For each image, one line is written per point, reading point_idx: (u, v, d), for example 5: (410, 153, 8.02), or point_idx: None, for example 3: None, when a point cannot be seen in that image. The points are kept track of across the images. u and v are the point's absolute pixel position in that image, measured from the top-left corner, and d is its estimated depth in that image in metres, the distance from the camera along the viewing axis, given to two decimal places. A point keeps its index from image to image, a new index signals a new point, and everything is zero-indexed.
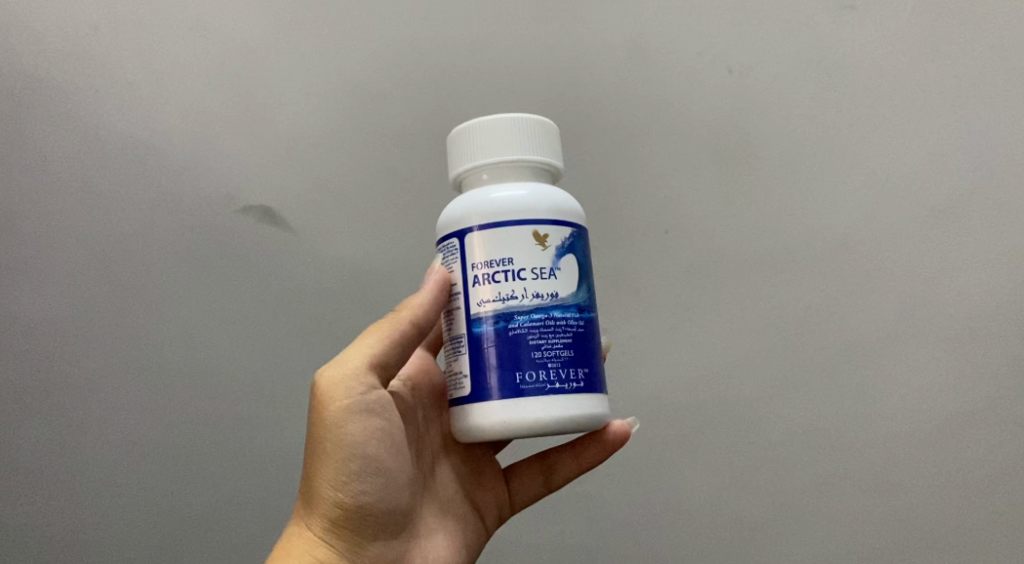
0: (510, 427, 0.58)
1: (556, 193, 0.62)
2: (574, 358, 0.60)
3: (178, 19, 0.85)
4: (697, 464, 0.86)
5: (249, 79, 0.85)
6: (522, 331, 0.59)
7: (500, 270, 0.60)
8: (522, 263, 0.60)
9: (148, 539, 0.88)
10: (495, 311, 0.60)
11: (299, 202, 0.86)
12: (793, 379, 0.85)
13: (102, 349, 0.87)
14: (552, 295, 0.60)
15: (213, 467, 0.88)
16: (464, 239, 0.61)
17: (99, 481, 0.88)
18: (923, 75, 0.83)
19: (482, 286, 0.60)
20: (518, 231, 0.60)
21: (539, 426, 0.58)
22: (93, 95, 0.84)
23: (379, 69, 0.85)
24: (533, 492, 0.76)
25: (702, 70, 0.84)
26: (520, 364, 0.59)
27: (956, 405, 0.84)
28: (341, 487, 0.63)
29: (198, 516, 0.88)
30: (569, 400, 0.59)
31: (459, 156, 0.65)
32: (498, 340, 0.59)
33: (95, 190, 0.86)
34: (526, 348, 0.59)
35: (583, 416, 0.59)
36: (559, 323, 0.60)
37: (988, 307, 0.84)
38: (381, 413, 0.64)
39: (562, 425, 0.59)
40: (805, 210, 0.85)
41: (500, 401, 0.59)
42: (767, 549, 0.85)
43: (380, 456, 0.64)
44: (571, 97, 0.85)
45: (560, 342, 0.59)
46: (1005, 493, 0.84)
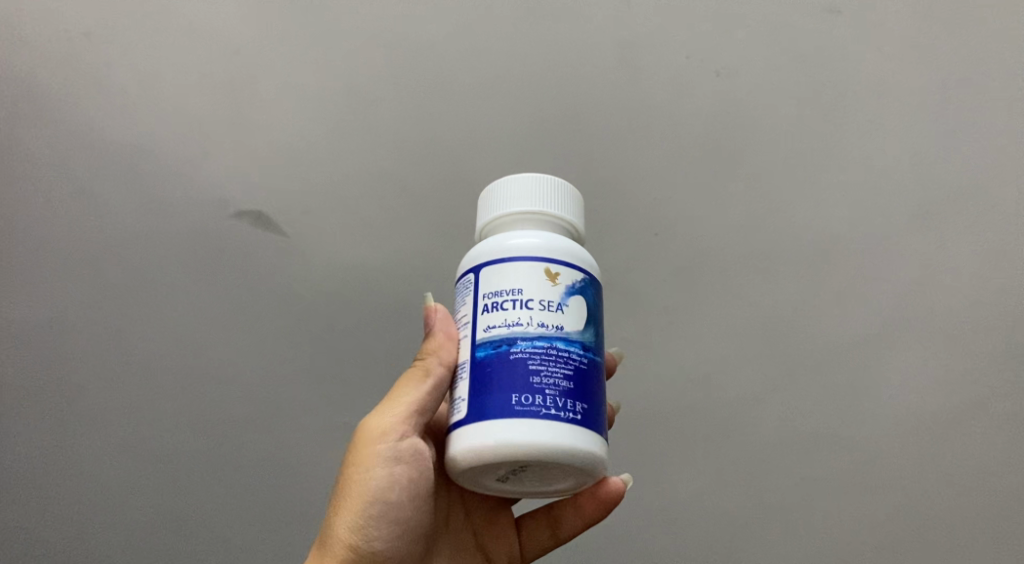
0: (495, 451, 0.56)
1: (579, 250, 0.62)
2: (573, 390, 0.57)
3: (156, 23, 0.82)
4: (686, 463, 0.87)
5: (234, 85, 0.84)
6: (523, 356, 0.57)
7: (508, 299, 0.59)
8: (530, 294, 0.59)
9: (150, 540, 0.89)
10: (499, 337, 0.59)
11: (295, 207, 0.87)
12: (781, 379, 0.87)
13: (96, 355, 0.87)
14: (558, 327, 0.58)
15: (209, 470, 0.89)
16: (480, 271, 0.61)
17: (101, 491, 0.89)
18: (911, 78, 0.83)
19: (490, 313, 0.60)
20: (531, 266, 0.60)
21: (522, 450, 0.55)
22: (78, 101, 0.83)
23: (365, 73, 0.84)
24: (540, 546, 0.76)
25: (692, 73, 0.83)
26: (518, 387, 0.57)
27: (943, 404, 0.85)
28: (358, 532, 0.63)
29: (199, 518, 0.89)
30: (561, 429, 0.56)
31: (498, 201, 0.65)
32: (500, 365, 0.58)
33: (86, 196, 0.86)
34: (525, 371, 0.57)
35: (574, 448, 0.56)
36: (561, 355, 0.58)
37: (975, 306, 0.84)
38: (410, 463, 0.65)
39: (552, 455, 0.56)
40: (792, 213, 0.86)
41: (488, 422, 0.57)
42: (756, 545, 0.87)
43: (401, 506, 0.64)
44: (560, 101, 0.85)
45: (560, 371, 0.57)
46: (1001, 490, 0.85)
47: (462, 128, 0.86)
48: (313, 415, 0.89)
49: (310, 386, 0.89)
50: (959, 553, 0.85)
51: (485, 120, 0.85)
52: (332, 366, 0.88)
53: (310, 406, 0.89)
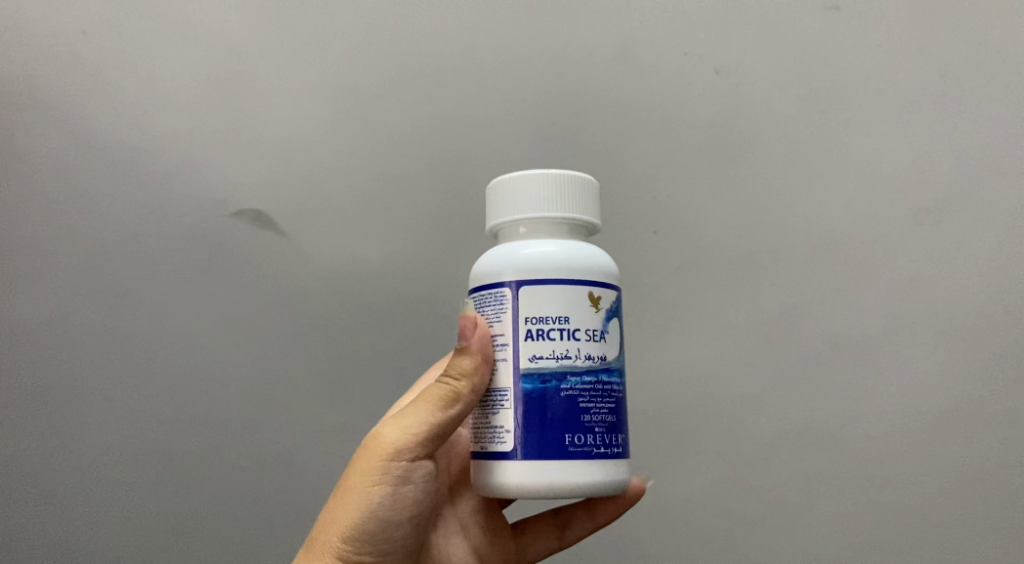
0: (548, 491, 0.58)
1: (607, 260, 0.63)
2: (616, 424, 0.61)
3: (169, 25, 0.85)
4: (686, 463, 0.86)
5: (241, 83, 0.86)
6: (574, 392, 0.59)
7: (556, 328, 0.60)
8: (578, 324, 0.60)
9: (139, 542, 0.87)
10: (547, 369, 0.59)
11: (292, 206, 0.86)
12: (781, 377, 0.86)
13: (93, 353, 0.87)
14: (601, 358, 0.61)
15: (202, 470, 0.88)
16: (521, 290, 0.60)
17: (93, 490, 0.87)
18: (907, 75, 0.84)
19: (536, 341, 0.60)
20: (576, 291, 0.60)
21: (578, 490, 0.58)
22: (83, 98, 0.85)
23: (369, 72, 0.86)
24: (545, 548, 0.76)
25: (690, 70, 0.85)
26: (570, 426, 0.59)
27: (945, 402, 0.84)
28: (348, 544, 0.63)
29: (189, 520, 0.87)
30: (609, 466, 0.60)
31: (527, 200, 0.64)
32: (550, 400, 0.59)
33: (85, 193, 0.86)
34: (576, 410, 0.59)
35: (618, 481, 0.60)
36: (606, 388, 0.61)
37: (976, 303, 0.84)
38: (413, 482, 0.65)
39: (602, 491, 0.59)
40: (792, 210, 0.85)
41: (541, 462, 0.58)
42: (757, 546, 0.85)
43: (395, 522, 0.65)
44: (560, 99, 0.85)
45: (605, 407, 0.60)
46: (1004, 494, 0.83)
47: (462, 125, 0.86)
48: (308, 416, 0.88)
49: (308, 385, 0.88)
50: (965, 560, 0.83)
51: (485, 117, 0.86)
52: (331, 364, 0.88)
53: (305, 407, 0.88)
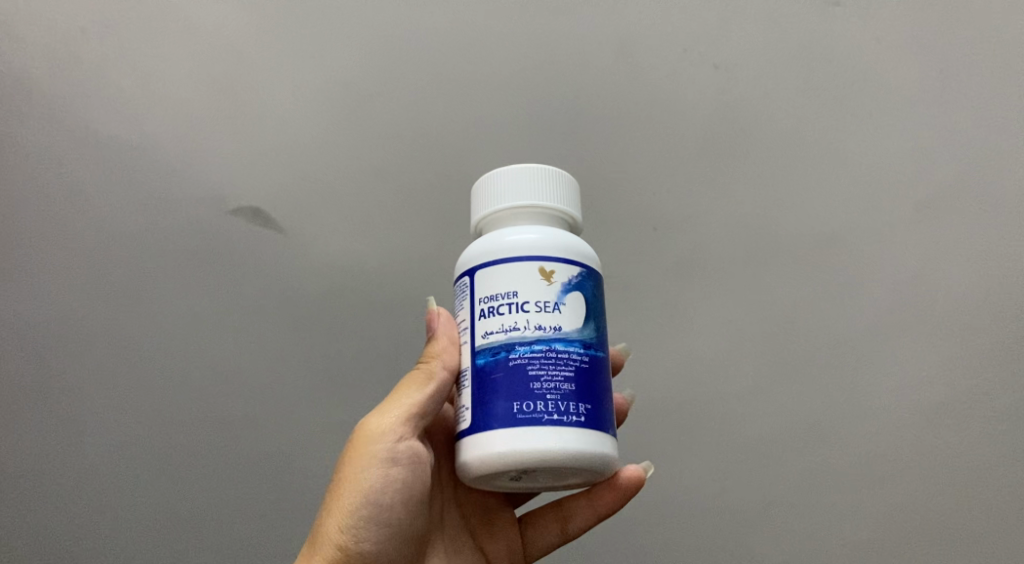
0: (500, 462, 0.57)
1: (574, 240, 0.62)
2: (576, 392, 0.57)
3: (158, 21, 0.83)
4: (688, 459, 0.87)
5: (235, 81, 0.84)
6: (522, 362, 0.58)
7: (504, 303, 0.59)
8: (526, 296, 0.59)
9: (143, 540, 0.87)
10: (497, 343, 0.59)
11: (291, 204, 0.86)
12: (782, 373, 0.86)
13: (96, 352, 0.87)
14: (555, 328, 0.58)
15: (206, 468, 0.88)
16: (475, 274, 0.61)
17: (98, 488, 0.88)
18: (908, 71, 0.83)
19: (487, 318, 0.60)
20: (524, 265, 0.59)
21: (529, 458, 0.56)
22: (77, 97, 0.84)
23: (361, 69, 0.84)
24: (549, 542, 0.76)
25: (687, 68, 0.83)
26: (518, 395, 0.57)
27: (947, 397, 0.84)
28: (348, 531, 0.63)
29: (193, 518, 0.88)
30: (566, 434, 0.56)
31: (527, 187, 0.64)
32: (499, 372, 0.58)
33: (85, 193, 0.86)
34: (525, 378, 0.57)
35: (580, 452, 0.57)
36: (561, 356, 0.58)
37: (977, 298, 0.84)
38: (406, 466, 0.65)
39: (561, 460, 0.56)
40: (793, 206, 0.85)
41: (491, 433, 0.57)
42: (760, 543, 0.85)
43: (394, 508, 0.65)
44: (559, 96, 0.85)
45: (560, 374, 0.57)
46: (1007, 489, 0.83)
47: (461, 122, 0.85)
48: (308, 413, 0.88)
49: (310, 382, 0.88)
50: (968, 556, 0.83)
51: (485, 115, 0.85)
52: (333, 361, 0.88)
53: (305, 404, 0.88)
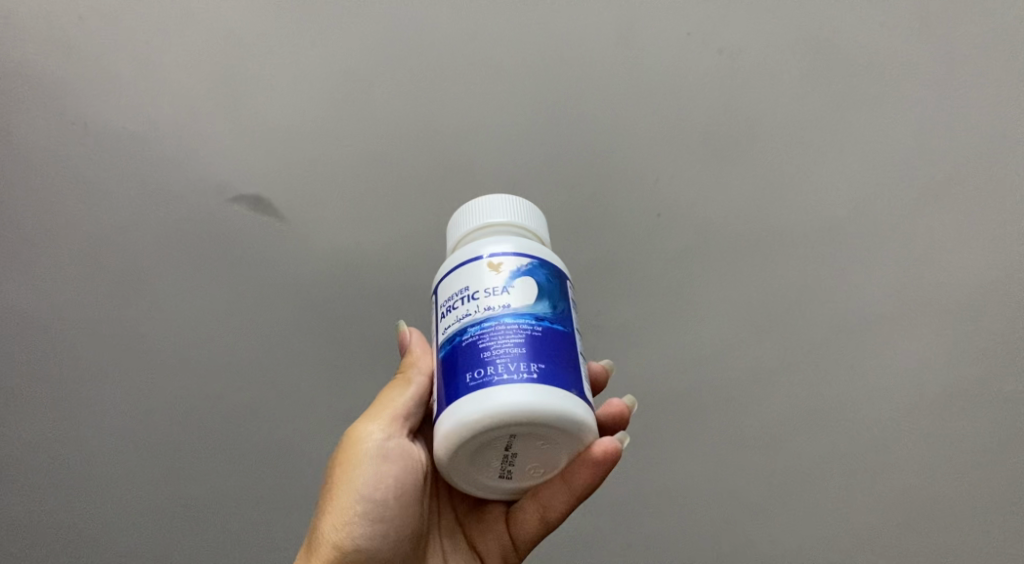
0: (460, 432, 0.58)
1: (531, 243, 0.65)
2: (526, 354, 0.59)
3: (140, 5, 0.80)
4: (694, 447, 0.90)
5: (224, 68, 0.82)
6: (474, 339, 0.60)
7: (458, 297, 0.62)
8: (475, 286, 0.62)
9: (175, 520, 0.93)
10: (453, 331, 0.62)
11: (291, 192, 0.86)
12: (786, 360, 0.88)
13: (106, 345, 0.89)
14: (504, 306, 0.61)
15: (227, 453, 0.91)
16: (437, 288, 0.66)
17: (122, 474, 0.92)
18: (918, 53, 0.80)
19: (446, 315, 0.63)
20: (473, 264, 0.63)
21: (482, 418, 0.57)
22: (71, 89, 0.82)
23: (354, 55, 0.81)
24: (532, 533, 0.73)
25: (691, 52, 0.81)
26: (470, 365, 0.59)
27: (946, 384, 0.87)
28: (343, 529, 0.66)
29: (221, 499, 0.92)
30: (517, 389, 0.57)
31: (500, 209, 0.69)
32: (456, 354, 0.61)
33: (89, 186, 0.85)
34: (477, 351, 0.59)
35: (534, 405, 0.57)
36: (510, 327, 0.60)
37: (980, 283, 0.85)
38: (397, 463, 0.69)
39: (514, 414, 0.57)
40: (799, 193, 0.84)
41: (450, 406, 0.59)
42: (763, 523, 0.91)
43: (386, 504, 0.68)
44: (559, 82, 0.82)
45: (510, 340, 0.59)
46: (988, 468, 0.88)
47: (460, 110, 0.84)
48: (322, 398, 0.91)
49: (321, 369, 0.90)
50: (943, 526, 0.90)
51: (484, 101, 0.83)
52: (342, 349, 0.89)
53: (315, 391, 0.90)
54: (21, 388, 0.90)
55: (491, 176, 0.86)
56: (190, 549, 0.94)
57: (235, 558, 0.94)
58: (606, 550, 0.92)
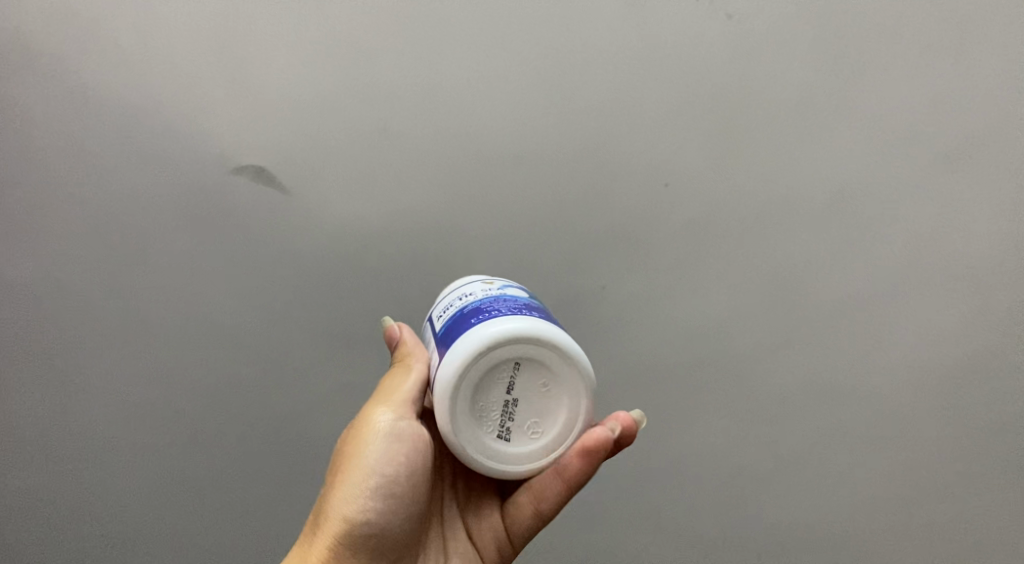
0: (470, 354, 0.65)
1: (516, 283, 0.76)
2: (526, 306, 0.68)
3: None
4: (702, 423, 0.90)
5: (229, 36, 0.81)
6: (477, 303, 0.68)
7: (455, 293, 0.71)
8: (472, 285, 0.72)
9: (179, 495, 0.93)
10: (454, 308, 0.70)
11: (292, 161, 0.84)
12: (793, 333, 0.87)
13: (110, 316, 0.88)
14: (501, 288, 0.71)
15: (231, 426, 0.91)
16: (431, 311, 0.74)
17: (126, 446, 0.91)
18: (931, 17, 0.79)
19: (445, 308, 0.71)
20: (469, 281, 0.73)
21: (494, 337, 0.64)
22: (73, 55, 0.81)
23: (360, 22, 0.81)
24: (527, 526, 0.74)
25: (700, 18, 0.80)
26: (476, 313, 0.67)
27: (958, 356, 0.86)
28: (354, 504, 0.67)
29: (226, 472, 0.92)
30: (521, 319, 0.66)
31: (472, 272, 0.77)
32: (460, 317, 0.68)
33: (90, 155, 0.84)
34: (480, 307, 0.68)
35: (538, 330, 0.65)
36: (508, 296, 0.69)
37: (993, 253, 0.83)
38: (408, 442, 0.69)
39: (522, 335, 0.65)
40: (808, 161, 0.83)
41: (457, 343, 0.66)
42: (772, 499, 0.90)
43: (397, 481, 0.68)
44: (566, 48, 0.81)
45: (510, 300, 0.68)
46: (1000, 444, 0.87)
47: (465, 77, 0.82)
48: (327, 371, 0.90)
49: (324, 341, 0.90)
50: (957, 504, 0.88)
51: (489, 68, 0.82)
52: (345, 322, 0.89)
53: (320, 364, 0.90)
54: (25, 359, 0.89)
55: (494, 144, 0.84)
56: (193, 524, 0.93)
57: (237, 534, 0.93)
58: (615, 528, 0.92)
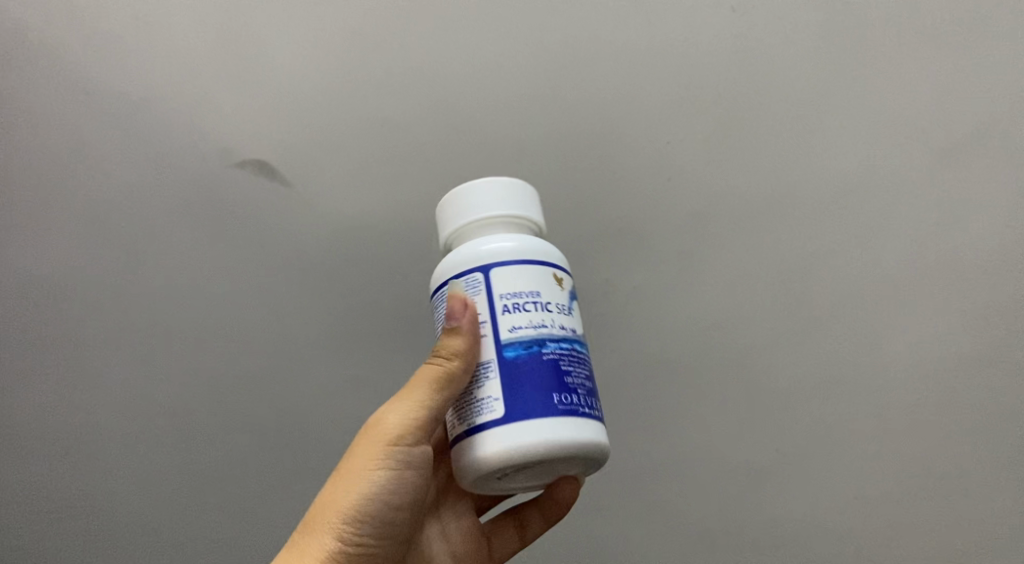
0: (539, 448, 0.59)
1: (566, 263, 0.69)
2: (594, 390, 0.64)
3: None
4: (705, 416, 0.90)
5: (220, 29, 0.79)
6: (554, 357, 0.62)
7: (528, 301, 0.63)
8: (547, 298, 0.64)
9: (194, 476, 0.96)
10: (526, 338, 0.62)
11: (293, 155, 0.84)
12: (798, 327, 0.87)
13: (115, 309, 0.89)
14: (573, 329, 0.65)
15: (239, 414, 0.93)
16: (489, 273, 0.64)
17: (137, 433, 0.94)
18: (941, 8, 0.77)
19: (512, 314, 0.63)
20: (540, 271, 0.65)
21: (568, 446, 0.60)
22: (64, 48, 0.80)
23: (355, 14, 0.78)
24: (507, 549, 0.82)
25: (705, 9, 0.78)
26: (558, 387, 0.61)
27: (961, 350, 0.86)
28: (350, 525, 0.66)
29: (236, 458, 0.95)
30: (594, 425, 0.62)
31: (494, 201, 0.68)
32: (534, 365, 0.62)
33: (90, 151, 0.84)
34: (559, 371, 0.62)
35: (605, 446, 0.63)
36: (581, 356, 0.64)
37: (996, 246, 0.83)
38: (415, 468, 0.68)
39: (593, 449, 0.61)
40: (812, 155, 0.82)
41: (531, 422, 0.60)
42: (774, 490, 0.92)
43: (395, 507, 0.68)
44: (567, 40, 0.79)
45: (583, 373, 0.64)
46: (1001, 435, 0.88)
47: (465, 71, 0.81)
48: (331, 363, 0.91)
49: (328, 334, 0.90)
50: (955, 492, 0.90)
51: (490, 61, 0.80)
52: (349, 315, 0.90)
53: (324, 356, 0.91)
54: (32, 351, 0.91)
55: (498, 138, 0.84)
56: (211, 502, 0.97)
57: (253, 511, 0.98)
58: (618, 517, 0.93)
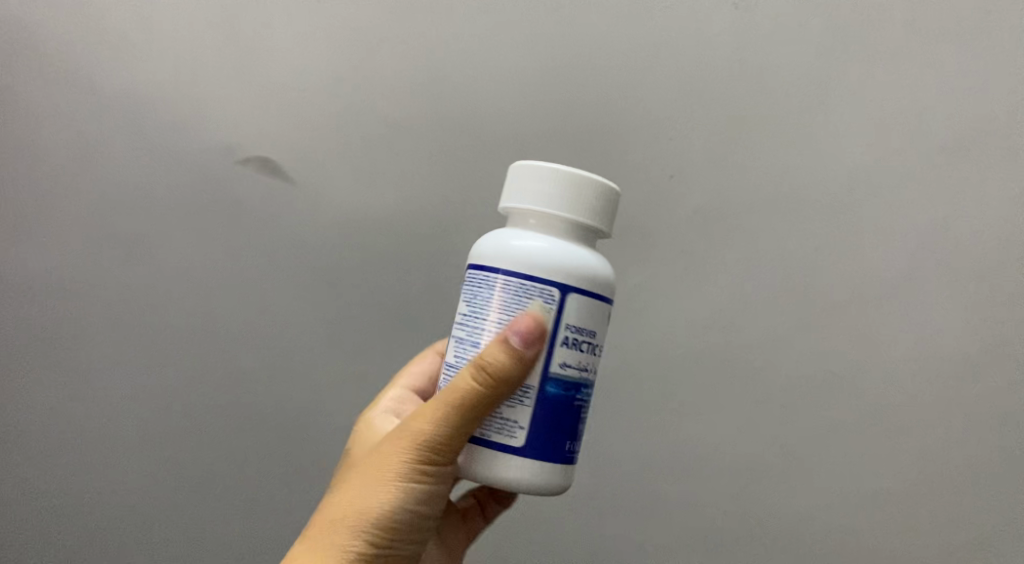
0: (543, 489, 0.62)
1: None
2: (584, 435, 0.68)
3: None
4: (706, 413, 0.90)
5: (235, 27, 0.82)
6: (581, 403, 0.64)
7: (585, 342, 0.63)
8: (597, 342, 0.64)
9: (182, 484, 0.93)
10: (569, 378, 0.63)
11: (297, 151, 0.84)
12: (799, 324, 0.87)
13: (117, 304, 0.89)
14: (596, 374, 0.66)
15: (232, 416, 0.91)
16: (564, 296, 0.62)
17: (130, 434, 0.92)
18: (937, 7, 0.79)
19: (568, 349, 0.62)
20: (600, 308, 0.64)
21: (562, 490, 0.63)
22: (82, 44, 0.83)
23: (366, 12, 0.81)
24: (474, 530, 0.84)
25: (706, 6, 0.80)
26: (573, 435, 0.64)
27: (964, 348, 0.86)
28: (378, 536, 0.62)
29: (224, 466, 0.92)
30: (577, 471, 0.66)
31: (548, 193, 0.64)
32: (566, 407, 0.63)
33: (98, 145, 0.85)
34: (578, 418, 0.64)
35: None
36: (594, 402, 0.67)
37: (1000, 244, 0.83)
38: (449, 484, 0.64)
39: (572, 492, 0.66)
40: (815, 152, 0.82)
41: (547, 464, 0.62)
42: (777, 492, 0.90)
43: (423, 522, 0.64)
44: (572, 37, 0.81)
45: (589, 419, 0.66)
46: (1010, 436, 0.87)
47: (471, 67, 0.82)
48: (328, 364, 0.90)
49: (328, 333, 0.89)
50: (964, 496, 0.88)
51: (495, 57, 0.82)
52: (349, 313, 0.89)
53: (322, 356, 0.90)
54: (33, 345, 0.90)
55: (501, 134, 0.83)
56: (195, 512, 0.94)
57: (239, 524, 0.93)
58: (618, 515, 0.93)
